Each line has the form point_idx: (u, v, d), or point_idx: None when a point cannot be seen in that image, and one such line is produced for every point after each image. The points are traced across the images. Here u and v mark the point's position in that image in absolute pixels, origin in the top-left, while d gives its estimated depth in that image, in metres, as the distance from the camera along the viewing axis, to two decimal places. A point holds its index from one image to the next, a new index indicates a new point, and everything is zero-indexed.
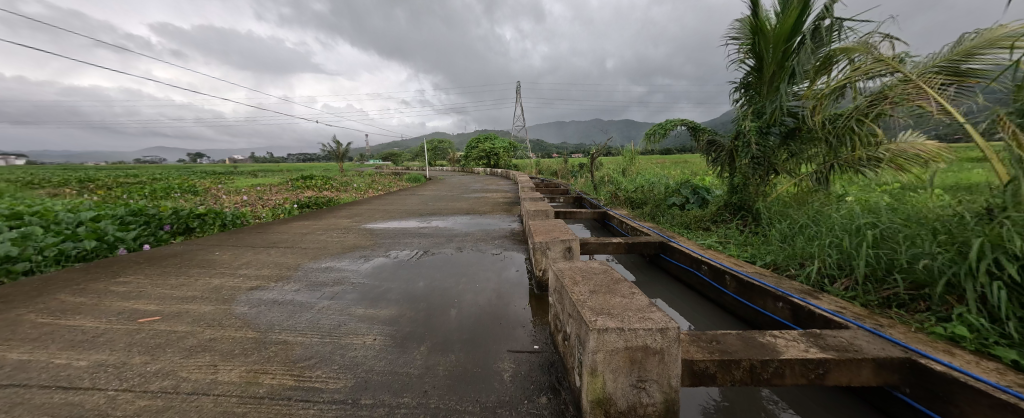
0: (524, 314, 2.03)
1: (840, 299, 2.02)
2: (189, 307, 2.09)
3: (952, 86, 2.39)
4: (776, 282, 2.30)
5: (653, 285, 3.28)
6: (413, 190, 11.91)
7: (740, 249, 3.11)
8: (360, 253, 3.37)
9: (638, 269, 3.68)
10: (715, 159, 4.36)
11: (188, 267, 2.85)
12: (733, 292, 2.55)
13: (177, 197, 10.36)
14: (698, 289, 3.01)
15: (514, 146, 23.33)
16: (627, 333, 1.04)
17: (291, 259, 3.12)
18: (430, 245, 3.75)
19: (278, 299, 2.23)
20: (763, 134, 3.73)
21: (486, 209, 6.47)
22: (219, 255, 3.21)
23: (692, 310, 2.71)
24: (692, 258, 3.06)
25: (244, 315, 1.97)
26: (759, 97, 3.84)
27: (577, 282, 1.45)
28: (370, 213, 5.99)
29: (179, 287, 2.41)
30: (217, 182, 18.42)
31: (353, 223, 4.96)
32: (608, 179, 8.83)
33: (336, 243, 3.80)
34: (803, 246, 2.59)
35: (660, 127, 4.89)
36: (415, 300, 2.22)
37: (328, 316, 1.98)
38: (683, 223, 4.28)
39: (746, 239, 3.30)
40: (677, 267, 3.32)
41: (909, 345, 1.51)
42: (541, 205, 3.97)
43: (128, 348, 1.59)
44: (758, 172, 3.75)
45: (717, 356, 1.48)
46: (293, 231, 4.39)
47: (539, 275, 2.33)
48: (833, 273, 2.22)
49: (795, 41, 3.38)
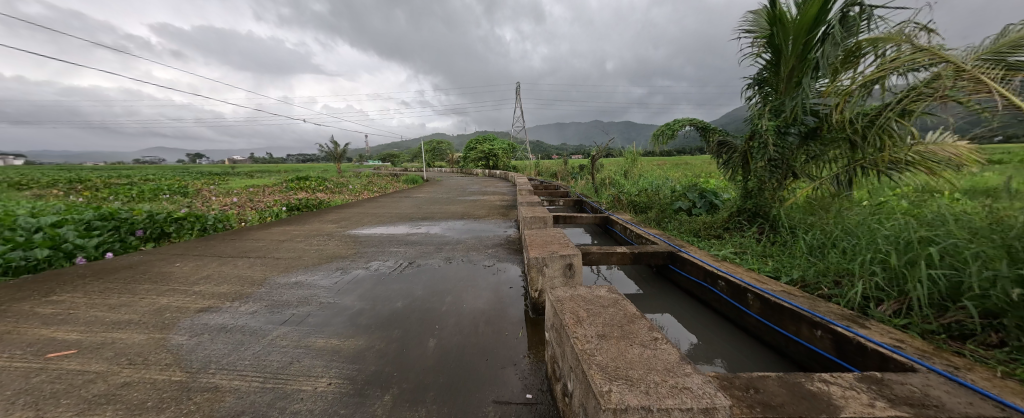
0: (516, 344, 1.69)
1: (892, 328, 1.68)
2: (117, 336, 1.76)
3: (1014, 79, 2.00)
4: (810, 305, 1.97)
5: (662, 302, 2.96)
6: (408, 193, 11.58)
7: (761, 262, 2.78)
8: (337, 265, 3.04)
9: (644, 282, 3.37)
10: (727, 162, 4.02)
11: (139, 282, 2.52)
12: (757, 313, 2.22)
13: (164, 199, 10.06)
14: (714, 307, 2.69)
15: (514, 147, 23.02)
16: (655, 415, 0.72)
17: (258, 272, 2.79)
18: (415, 254, 3.41)
19: (227, 324, 1.90)
20: (781, 133, 3.36)
21: (482, 213, 6.14)
22: (178, 268, 2.87)
23: (710, 334, 2.37)
24: (706, 271, 2.75)
25: (178, 349, 1.64)
26: (776, 94, 3.50)
27: (581, 321, 1.12)
28: (358, 217, 5.65)
29: (116, 309, 2.08)
30: (211, 182, 18.16)
31: (337, 229, 4.62)
32: (609, 182, 8.49)
33: (314, 252, 3.46)
34: (837, 261, 2.27)
35: (667, 127, 4.59)
36: (388, 325, 1.89)
37: (280, 349, 1.64)
38: (691, 230, 3.96)
39: (765, 250, 2.98)
40: (689, 281, 3.01)
41: (1003, 398, 1.18)
42: (539, 210, 3.65)
43: (11, 399, 1.26)
44: (775, 177, 3.41)
45: (761, 415, 1.15)
46: (270, 238, 4.06)
47: (535, 296, 1.99)
48: (880, 295, 1.88)
49: (819, 31, 3.03)
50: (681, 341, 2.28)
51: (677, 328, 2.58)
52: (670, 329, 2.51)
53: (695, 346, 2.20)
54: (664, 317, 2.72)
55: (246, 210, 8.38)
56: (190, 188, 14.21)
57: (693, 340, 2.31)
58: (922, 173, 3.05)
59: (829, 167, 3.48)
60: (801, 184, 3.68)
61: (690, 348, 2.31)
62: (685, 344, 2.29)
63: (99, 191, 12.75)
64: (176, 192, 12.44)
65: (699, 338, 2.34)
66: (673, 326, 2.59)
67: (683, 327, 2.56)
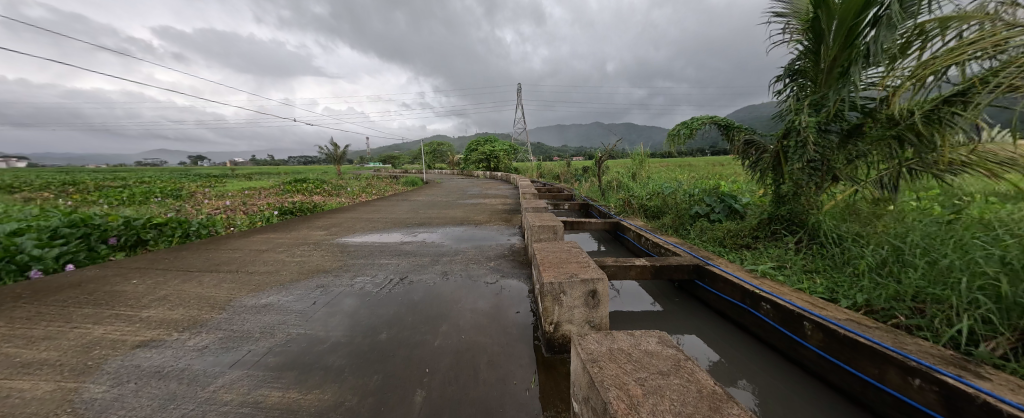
0: (525, 401, 1.30)
1: (1017, 378, 1.28)
2: (16, 386, 1.37)
3: None
4: (894, 343, 1.57)
5: (688, 322, 2.60)
6: (407, 195, 11.20)
7: (807, 278, 2.41)
8: (318, 282, 2.66)
9: (666, 298, 2.98)
10: (754, 164, 3.63)
11: (79, 305, 2.14)
12: (819, 346, 1.83)
13: (153, 202, 9.72)
14: (755, 333, 2.29)
15: (516, 148, 22.68)
16: None
17: (223, 293, 2.40)
18: (408, 268, 3.01)
19: (165, 367, 1.51)
20: (822, 131, 2.95)
21: (483, 218, 5.77)
22: (134, 286, 2.49)
23: (758, 370, 1.97)
24: (744, 290, 2.36)
25: (86, 408, 1.25)
26: (815, 87, 3.11)
27: (638, 406, 0.73)
28: (351, 223, 5.28)
29: (33, 344, 1.69)
30: (207, 184, 17.89)
31: (325, 238, 4.23)
32: (616, 185, 8.09)
33: (294, 265, 3.07)
34: (915, 283, 1.89)
35: (685, 125, 4.22)
36: (362, 369, 1.49)
37: (219, 408, 1.25)
38: (714, 238, 3.60)
39: (809, 264, 2.60)
40: (720, 300, 2.62)
41: None
42: (547, 217, 3.27)
43: None
44: (815, 180, 2.98)
45: None
46: (249, 247, 3.68)
47: (549, 330, 1.60)
48: (988, 331, 1.50)
49: (871, 14, 2.63)
50: (715, 373, 1.92)
51: (702, 351, 2.24)
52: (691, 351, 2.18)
53: (723, 372, 1.88)
54: (687, 339, 2.37)
55: (236, 214, 8.01)
56: (184, 191, 13.88)
57: (724, 369, 1.97)
58: (984, 175, 2.69)
59: (871, 169, 3.10)
60: (839, 187, 3.30)
61: (710, 367, 2.00)
62: (713, 372, 1.96)
63: (88, 194, 12.40)
64: (167, 195, 12.09)
65: (734, 368, 1.99)
66: (696, 349, 2.26)
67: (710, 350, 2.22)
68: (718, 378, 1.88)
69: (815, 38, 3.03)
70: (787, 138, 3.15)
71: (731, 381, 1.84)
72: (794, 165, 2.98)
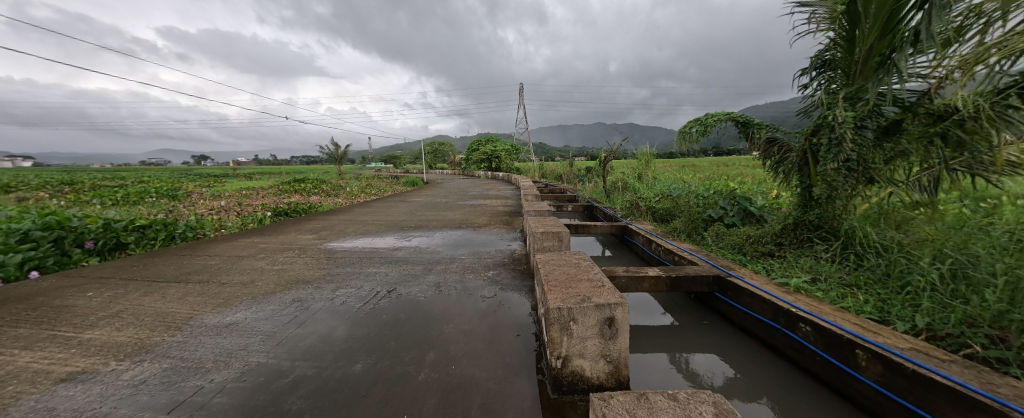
0: None
1: None
2: None
3: None
4: (983, 384, 1.27)
5: (709, 341, 2.31)
6: (405, 196, 10.93)
7: (849, 293, 2.12)
8: (295, 295, 2.38)
9: (683, 313, 2.68)
10: (777, 164, 3.33)
11: (15, 325, 1.87)
12: (876, 380, 1.53)
13: (146, 202, 9.52)
14: (790, 358, 1.99)
15: (518, 148, 22.43)
16: None
17: (185, 310, 2.12)
18: (398, 278, 2.72)
19: (84, 411, 1.23)
20: (859, 127, 2.64)
21: (483, 220, 5.50)
22: (86, 300, 2.22)
23: (800, 404, 1.67)
24: (778, 308, 2.06)
25: None
26: (850, 79, 2.81)
27: None
28: (343, 225, 5.01)
29: None
30: (204, 184, 17.73)
31: (313, 242, 3.96)
32: (621, 186, 7.80)
33: (272, 274, 2.80)
34: (991, 306, 1.60)
35: (699, 122, 3.92)
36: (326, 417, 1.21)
37: None
38: (733, 245, 3.32)
39: (847, 277, 2.31)
40: (748, 317, 2.32)
41: None
42: (552, 221, 2.98)
43: None
44: (851, 182, 2.67)
45: None
46: (229, 253, 3.41)
47: (556, 365, 1.32)
48: None
49: None
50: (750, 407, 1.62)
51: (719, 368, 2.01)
52: (698, 363, 2.02)
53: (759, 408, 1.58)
54: (704, 356, 2.12)
55: (228, 215, 7.77)
56: (180, 191, 13.72)
57: (759, 402, 1.67)
58: None
59: (908, 169, 2.82)
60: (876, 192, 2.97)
61: (734, 392, 1.75)
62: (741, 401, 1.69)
63: (83, 194, 12.24)
64: (163, 195, 11.91)
65: (768, 399, 1.70)
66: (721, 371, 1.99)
67: (733, 371, 1.95)
68: (744, 406, 1.63)
69: (849, 24, 2.72)
70: (817, 136, 2.85)
71: (764, 413, 1.56)
72: (826, 166, 2.69)
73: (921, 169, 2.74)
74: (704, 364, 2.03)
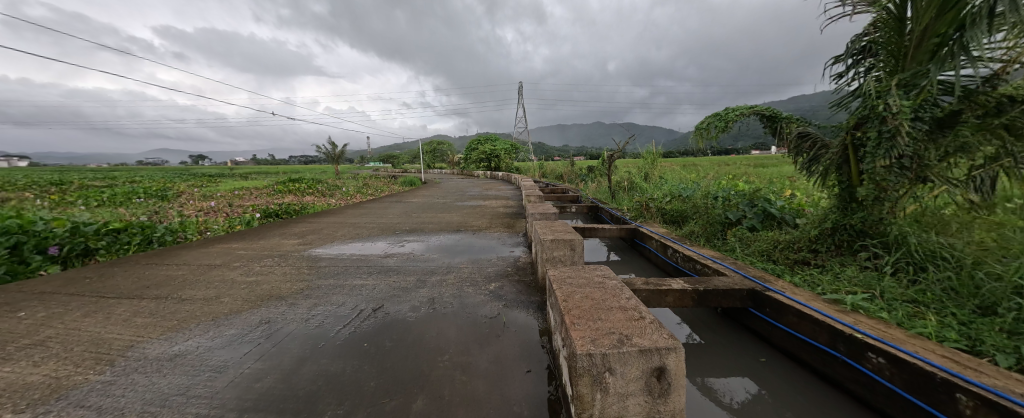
0: None
1: None
2: None
3: None
4: None
5: (747, 366, 1.98)
6: (402, 196, 10.55)
7: (917, 315, 1.79)
8: (264, 314, 2.03)
9: (714, 332, 2.34)
10: (811, 162, 2.99)
11: None
12: None
13: (131, 204, 9.16)
14: (856, 395, 1.64)
15: (518, 147, 22.07)
16: None
17: (127, 335, 1.77)
18: (387, 292, 2.38)
19: None
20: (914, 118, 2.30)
21: (483, 222, 5.15)
22: (10, 323, 1.86)
23: None
24: (836, 331, 1.73)
25: None
26: (900, 65, 2.47)
27: None
28: (332, 229, 4.65)
29: None
30: (197, 184, 17.38)
31: (296, 248, 3.60)
32: (627, 186, 7.47)
33: (243, 288, 2.44)
34: None
35: (718, 118, 3.61)
36: None
37: None
38: (761, 251, 3.03)
39: (910, 293, 1.98)
40: (794, 341, 1.99)
41: None
42: (562, 226, 2.64)
43: None
44: (904, 183, 2.28)
45: None
46: (200, 261, 3.06)
47: None
48: None
49: None
50: None
51: (767, 401, 1.68)
52: (739, 394, 1.70)
53: None
54: (745, 385, 1.80)
55: (214, 217, 7.41)
56: (171, 191, 13.37)
57: None
58: None
59: (963, 167, 2.48)
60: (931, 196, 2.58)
61: None
62: None
63: (69, 194, 11.85)
64: (153, 196, 11.59)
65: None
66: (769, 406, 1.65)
67: (786, 408, 1.61)
68: None
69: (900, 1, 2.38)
70: (862, 130, 2.52)
71: None
72: (875, 164, 2.32)
73: (979, 167, 2.41)
74: (748, 397, 1.70)
